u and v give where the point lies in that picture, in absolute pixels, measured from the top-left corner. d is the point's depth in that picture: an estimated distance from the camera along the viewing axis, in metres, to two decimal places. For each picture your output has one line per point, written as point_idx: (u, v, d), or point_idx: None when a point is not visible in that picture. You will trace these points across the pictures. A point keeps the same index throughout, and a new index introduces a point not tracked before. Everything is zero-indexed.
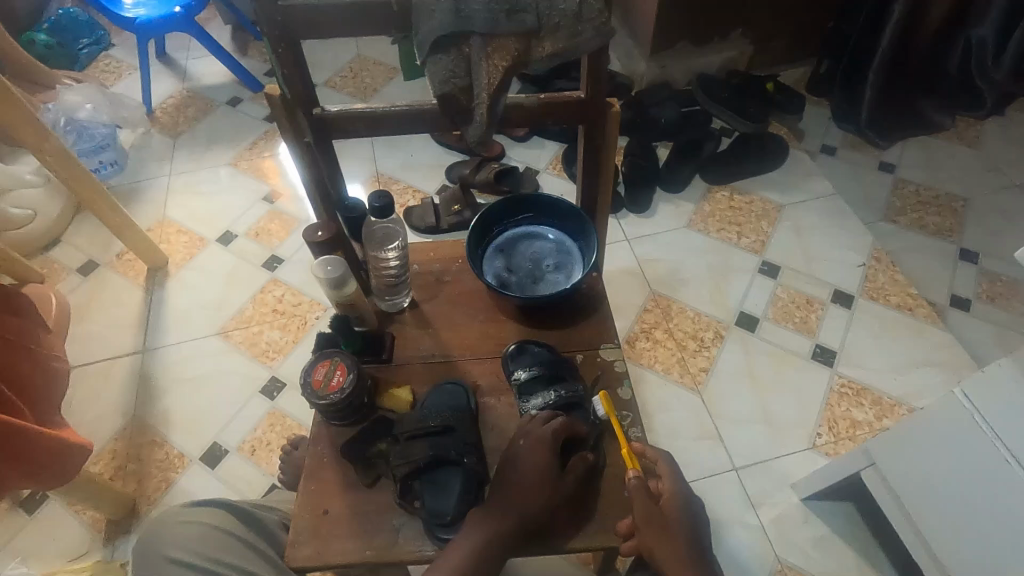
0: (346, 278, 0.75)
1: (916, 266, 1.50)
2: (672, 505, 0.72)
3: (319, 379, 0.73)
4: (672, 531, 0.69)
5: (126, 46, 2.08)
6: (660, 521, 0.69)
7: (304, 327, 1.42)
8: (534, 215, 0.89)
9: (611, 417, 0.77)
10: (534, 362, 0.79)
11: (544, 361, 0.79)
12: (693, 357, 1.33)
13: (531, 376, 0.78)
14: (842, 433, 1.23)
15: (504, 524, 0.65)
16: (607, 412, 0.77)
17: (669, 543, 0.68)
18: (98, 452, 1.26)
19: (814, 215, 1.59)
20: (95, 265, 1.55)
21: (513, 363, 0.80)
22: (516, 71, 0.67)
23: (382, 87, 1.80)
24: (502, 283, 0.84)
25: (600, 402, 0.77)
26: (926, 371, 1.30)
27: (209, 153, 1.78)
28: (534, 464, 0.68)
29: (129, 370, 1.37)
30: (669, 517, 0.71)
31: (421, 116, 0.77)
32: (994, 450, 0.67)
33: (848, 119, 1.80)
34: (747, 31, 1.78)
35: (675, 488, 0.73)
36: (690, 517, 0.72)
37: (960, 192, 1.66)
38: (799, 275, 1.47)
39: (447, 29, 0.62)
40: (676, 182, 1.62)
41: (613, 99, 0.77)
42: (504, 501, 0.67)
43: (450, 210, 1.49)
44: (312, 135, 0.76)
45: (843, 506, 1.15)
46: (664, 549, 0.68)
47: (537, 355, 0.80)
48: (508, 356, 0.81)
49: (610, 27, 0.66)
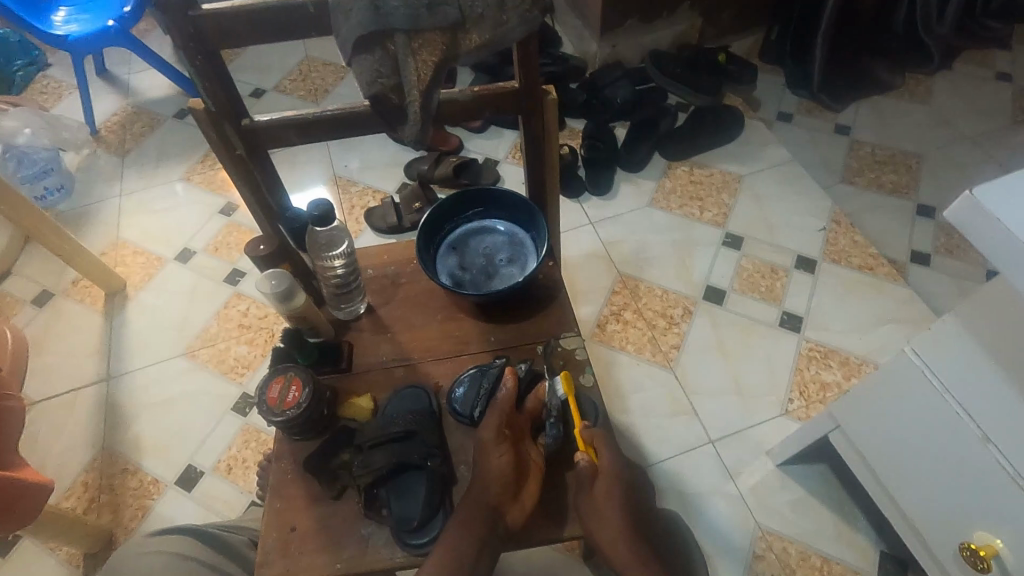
0: (293, 290, 0.73)
1: (875, 225, 1.52)
2: (605, 483, 0.70)
3: (274, 397, 0.71)
4: (613, 508, 0.69)
5: (63, 65, 2.00)
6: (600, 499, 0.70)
7: (272, 339, 1.40)
8: (483, 209, 0.88)
9: (568, 395, 0.76)
10: (478, 386, 0.77)
11: (484, 375, 0.77)
12: (664, 335, 1.34)
13: (486, 394, 0.76)
14: (813, 397, 1.25)
15: (471, 529, 0.65)
16: (566, 392, 0.76)
17: (603, 522, 0.69)
18: (69, 486, 1.23)
19: (773, 183, 1.60)
20: (50, 294, 1.50)
21: (461, 405, 0.76)
22: (445, 66, 0.65)
23: (333, 88, 1.76)
24: (457, 282, 0.83)
25: (560, 383, 0.76)
26: (890, 328, 1.33)
27: (160, 169, 1.73)
28: (488, 462, 0.69)
29: (95, 399, 1.33)
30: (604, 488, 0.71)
31: (355, 119, 0.75)
32: (945, 404, 0.68)
33: (801, 84, 1.82)
34: (695, 4, 1.78)
35: (613, 463, 0.71)
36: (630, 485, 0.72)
37: (913, 149, 1.69)
38: (762, 244, 1.48)
39: (367, 28, 0.61)
40: (635, 161, 1.61)
41: (549, 86, 0.76)
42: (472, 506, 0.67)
43: (411, 208, 1.47)
44: (243, 147, 0.74)
45: (819, 467, 1.17)
46: (598, 522, 0.69)
47: (476, 378, 0.77)
48: (452, 396, 0.77)
49: (536, 13, 0.65)
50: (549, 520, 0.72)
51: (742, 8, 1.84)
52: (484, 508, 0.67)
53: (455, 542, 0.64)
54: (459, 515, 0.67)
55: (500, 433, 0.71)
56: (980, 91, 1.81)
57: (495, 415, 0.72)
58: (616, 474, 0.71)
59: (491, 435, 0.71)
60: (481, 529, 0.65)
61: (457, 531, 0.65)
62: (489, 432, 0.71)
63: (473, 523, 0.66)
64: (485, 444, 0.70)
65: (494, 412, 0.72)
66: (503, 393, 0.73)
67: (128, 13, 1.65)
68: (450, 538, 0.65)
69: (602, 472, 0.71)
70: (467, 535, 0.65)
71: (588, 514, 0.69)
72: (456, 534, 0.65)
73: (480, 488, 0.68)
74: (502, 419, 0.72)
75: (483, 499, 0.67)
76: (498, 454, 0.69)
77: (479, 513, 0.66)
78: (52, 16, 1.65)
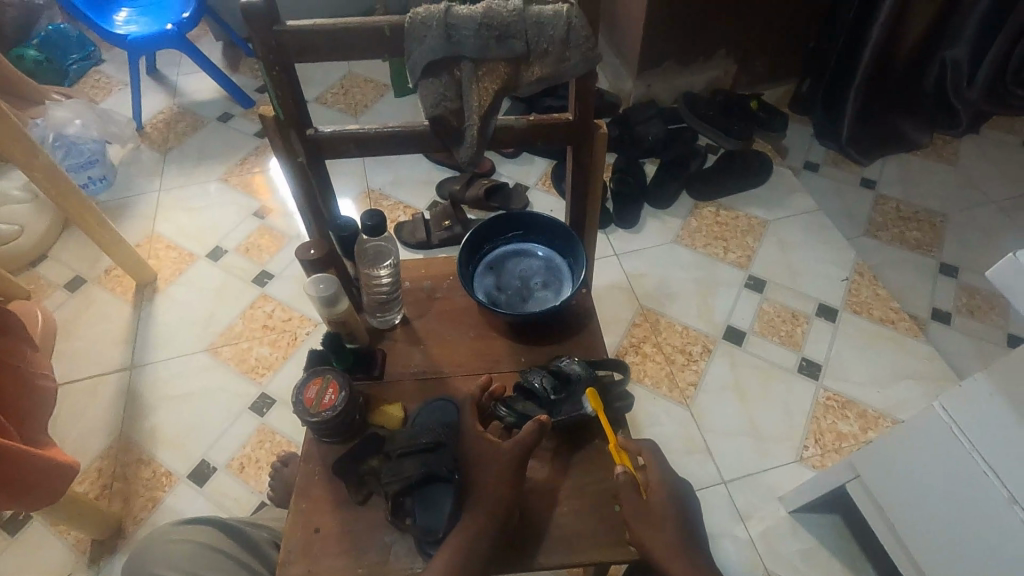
0: (338, 295, 0.76)
1: (896, 279, 1.54)
2: (658, 495, 0.73)
3: (311, 397, 0.73)
4: (667, 520, 0.71)
5: (116, 62, 2.08)
6: (644, 532, 0.70)
7: (294, 342, 1.42)
8: (523, 233, 0.90)
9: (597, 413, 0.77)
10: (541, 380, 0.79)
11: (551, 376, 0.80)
12: (682, 371, 1.35)
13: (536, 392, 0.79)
14: (829, 446, 1.25)
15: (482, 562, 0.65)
16: (594, 410, 0.76)
17: (659, 529, 0.70)
18: (84, 471, 1.24)
19: (799, 230, 1.62)
20: (83, 281, 1.54)
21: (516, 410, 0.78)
22: (505, 94, 0.69)
23: (373, 104, 1.82)
24: (493, 301, 0.85)
25: (589, 401, 0.77)
26: (909, 384, 1.33)
27: (199, 168, 1.79)
28: (501, 477, 0.68)
29: (116, 386, 1.35)
30: (658, 512, 0.72)
31: (412, 138, 0.78)
32: (972, 463, 0.70)
33: (829, 136, 1.85)
34: (730, 51, 1.83)
35: (660, 477, 0.75)
36: (679, 504, 0.74)
37: (938, 208, 1.71)
38: (784, 289, 1.50)
39: (438, 54, 0.64)
40: (663, 198, 1.65)
41: (602, 121, 0.78)
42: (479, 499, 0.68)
43: (441, 225, 1.50)
44: (305, 155, 0.77)
45: (831, 518, 1.17)
46: (653, 533, 0.70)
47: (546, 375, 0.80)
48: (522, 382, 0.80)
49: (598, 53, 0.67)
50: (535, 546, 0.72)
51: (775, 59, 1.90)
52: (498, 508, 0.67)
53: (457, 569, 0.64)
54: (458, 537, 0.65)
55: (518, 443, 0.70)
56: (1006, 157, 1.84)
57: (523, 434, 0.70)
58: (663, 490, 0.74)
59: (514, 450, 0.69)
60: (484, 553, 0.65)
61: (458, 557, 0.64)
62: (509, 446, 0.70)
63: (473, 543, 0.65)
64: (497, 463, 0.69)
65: (520, 440, 0.69)
66: (532, 424, 0.70)
67: (186, 19, 1.72)
68: (449, 565, 0.64)
69: (651, 487, 0.74)
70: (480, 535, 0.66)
71: (641, 526, 0.71)
72: (462, 539, 0.65)
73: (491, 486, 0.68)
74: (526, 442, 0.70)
75: (492, 517, 0.67)
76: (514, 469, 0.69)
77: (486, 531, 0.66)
78: (114, 16, 1.73)
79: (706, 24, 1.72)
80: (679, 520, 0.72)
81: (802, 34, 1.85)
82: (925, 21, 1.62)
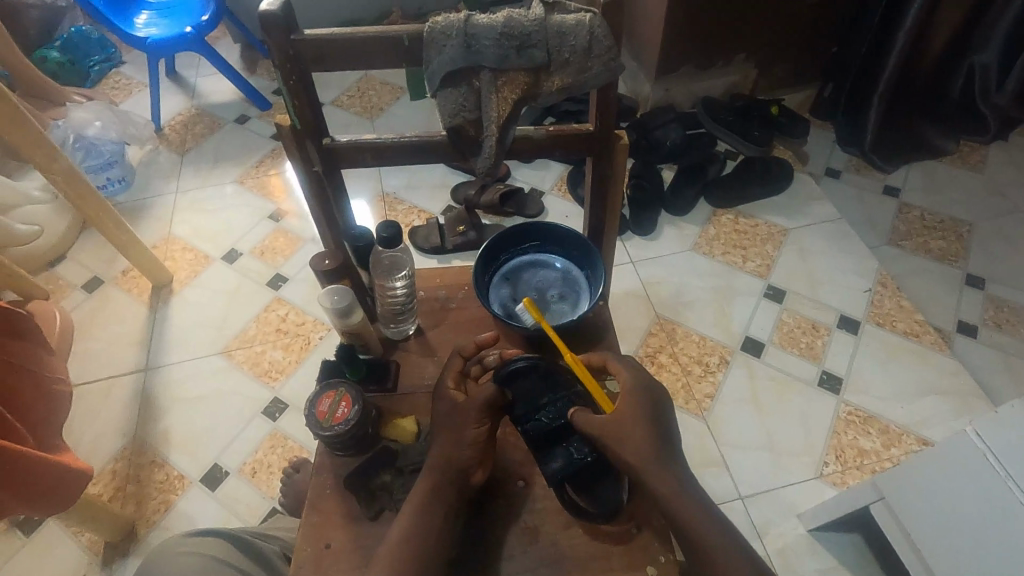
0: (352, 307, 0.75)
1: (919, 290, 1.50)
2: (628, 399, 0.72)
3: (323, 411, 0.72)
4: (636, 425, 0.70)
5: (136, 64, 2.10)
6: (616, 437, 0.69)
7: (307, 346, 1.42)
8: (540, 243, 0.89)
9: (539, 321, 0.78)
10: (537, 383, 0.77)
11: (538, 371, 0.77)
12: (698, 383, 1.32)
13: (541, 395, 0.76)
14: (850, 463, 1.21)
15: (437, 526, 0.66)
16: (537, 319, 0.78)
17: (632, 439, 0.69)
18: (98, 472, 1.25)
19: (820, 238, 1.58)
20: (100, 282, 1.55)
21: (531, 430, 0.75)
22: (524, 104, 0.67)
23: (389, 107, 1.81)
24: (508, 313, 0.84)
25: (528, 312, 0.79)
26: (934, 400, 1.29)
27: (216, 170, 1.79)
28: (459, 440, 0.70)
29: (131, 388, 1.36)
30: (626, 416, 0.70)
31: (430, 147, 0.76)
32: (1008, 493, 0.68)
33: (851, 143, 1.81)
34: (751, 55, 1.80)
35: (628, 382, 0.74)
36: (649, 403, 0.72)
37: (965, 218, 1.66)
38: (804, 299, 1.46)
39: (457, 64, 0.63)
40: (680, 205, 1.62)
41: (623, 131, 0.76)
42: (437, 462, 0.70)
43: (455, 230, 1.49)
44: (321, 164, 0.76)
45: (851, 537, 1.14)
46: (627, 442, 0.69)
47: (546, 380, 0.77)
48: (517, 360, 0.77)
49: (621, 63, 0.65)
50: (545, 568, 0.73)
51: (797, 63, 1.86)
52: (451, 470, 0.69)
53: (411, 531, 0.66)
54: (418, 496, 0.68)
55: (483, 410, 0.71)
56: None
57: (482, 393, 0.72)
58: (634, 394, 0.72)
59: (469, 410, 0.70)
60: (438, 519, 0.67)
61: (418, 516, 0.66)
62: (468, 407, 0.71)
63: (433, 508, 0.67)
64: (459, 426, 0.70)
65: (480, 399, 0.71)
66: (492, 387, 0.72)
67: (205, 22, 1.72)
68: (405, 527, 0.66)
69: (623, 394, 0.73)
70: (435, 501, 0.68)
71: (611, 436, 0.69)
72: (418, 502, 0.68)
73: (450, 450, 0.70)
74: (490, 403, 0.71)
75: (446, 478, 0.69)
76: (472, 431, 0.70)
77: (439, 495, 0.68)
78: (135, 18, 1.74)
79: (726, 28, 1.69)
80: (653, 424, 0.71)
81: (825, 38, 1.81)
82: (954, 26, 1.58)
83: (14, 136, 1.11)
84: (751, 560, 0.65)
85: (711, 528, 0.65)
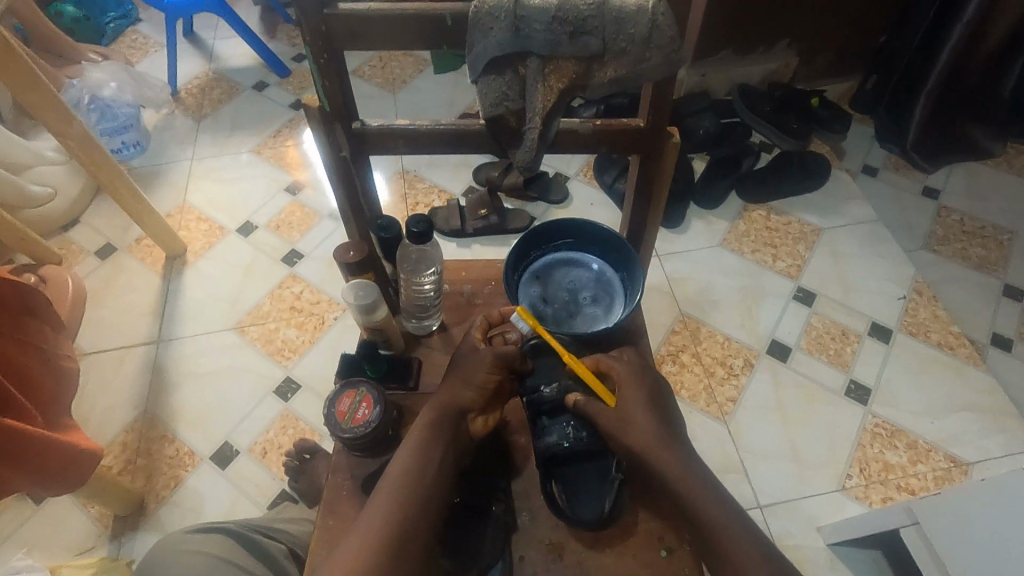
0: (377, 304, 0.73)
1: (956, 299, 1.44)
2: (632, 386, 0.71)
3: (343, 411, 0.69)
4: (640, 409, 0.69)
5: (153, 22, 2.04)
6: (621, 421, 0.69)
7: (322, 326, 1.39)
8: (575, 241, 0.84)
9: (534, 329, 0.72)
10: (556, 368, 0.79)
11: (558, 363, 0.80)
12: (721, 385, 1.28)
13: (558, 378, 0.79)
14: (874, 476, 1.18)
15: (438, 462, 0.64)
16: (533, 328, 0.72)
17: (637, 424, 0.68)
18: (109, 444, 1.24)
19: (853, 240, 1.52)
20: (113, 249, 1.52)
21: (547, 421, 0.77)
22: (571, 94, 0.62)
23: (412, 79, 1.74)
24: (538, 313, 0.80)
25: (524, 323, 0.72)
26: (966, 416, 1.25)
27: (233, 138, 1.74)
28: (466, 383, 0.70)
29: (142, 360, 1.34)
30: (631, 403, 0.70)
31: (465, 137, 0.71)
32: None
33: (892, 140, 1.73)
34: (794, 42, 1.71)
35: (630, 369, 0.73)
36: (652, 389, 0.72)
37: (1007, 225, 1.59)
38: (834, 303, 1.41)
39: (504, 49, 0.58)
40: (710, 198, 1.56)
41: (674, 128, 0.71)
42: (442, 400, 0.69)
43: (476, 214, 1.44)
44: (349, 149, 0.71)
45: (871, 553, 1.11)
46: (631, 429, 0.69)
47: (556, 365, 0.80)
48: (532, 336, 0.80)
49: (682, 55, 0.60)
50: None
51: (841, 52, 1.77)
52: (455, 409, 0.68)
53: (412, 464, 0.63)
54: (421, 430, 0.66)
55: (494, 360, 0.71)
56: None
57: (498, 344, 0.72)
58: (638, 378, 0.72)
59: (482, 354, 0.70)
60: (440, 456, 0.65)
61: (418, 449, 0.64)
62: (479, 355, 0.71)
63: (434, 443, 0.65)
64: (469, 370, 0.70)
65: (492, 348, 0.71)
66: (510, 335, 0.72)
67: None
68: (406, 458, 0.64)
69: (623, 382, 0.72)
70: (438, 438, 0.66)
71: (619, 426, 0.69)
72: (423, 437, 0.65)
73: (457, 391, 0.69)
74: (506, 353, 0.72)
75: (450, 416, 0.68)
76: (482, 375, 0.70)
77: (442, 430, 0.67)
78: None
79: (770, 12, 1.60)
80: (654, 406, 0.70)
81: (874, 27, 1.71)
82: None
83: (27, 97, 1.06)
84: (760, 541, 0.62)
85: (719, 514, 0.63)
